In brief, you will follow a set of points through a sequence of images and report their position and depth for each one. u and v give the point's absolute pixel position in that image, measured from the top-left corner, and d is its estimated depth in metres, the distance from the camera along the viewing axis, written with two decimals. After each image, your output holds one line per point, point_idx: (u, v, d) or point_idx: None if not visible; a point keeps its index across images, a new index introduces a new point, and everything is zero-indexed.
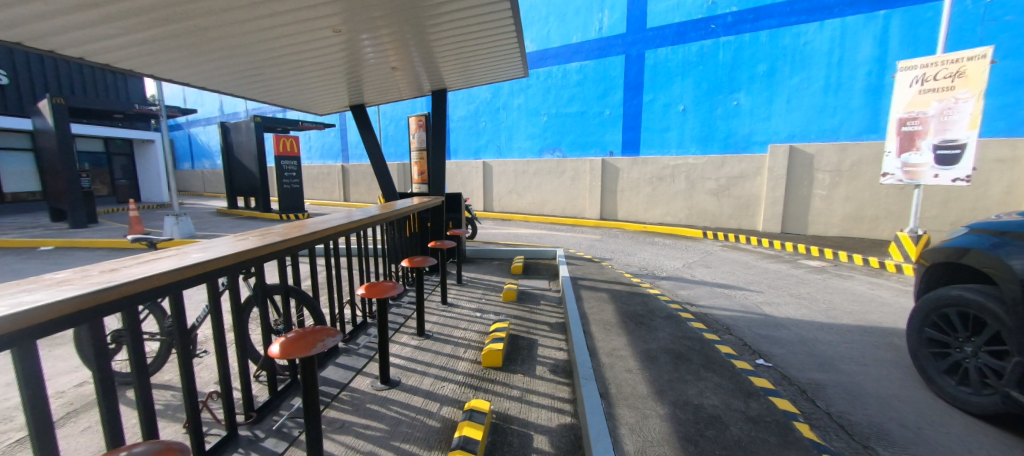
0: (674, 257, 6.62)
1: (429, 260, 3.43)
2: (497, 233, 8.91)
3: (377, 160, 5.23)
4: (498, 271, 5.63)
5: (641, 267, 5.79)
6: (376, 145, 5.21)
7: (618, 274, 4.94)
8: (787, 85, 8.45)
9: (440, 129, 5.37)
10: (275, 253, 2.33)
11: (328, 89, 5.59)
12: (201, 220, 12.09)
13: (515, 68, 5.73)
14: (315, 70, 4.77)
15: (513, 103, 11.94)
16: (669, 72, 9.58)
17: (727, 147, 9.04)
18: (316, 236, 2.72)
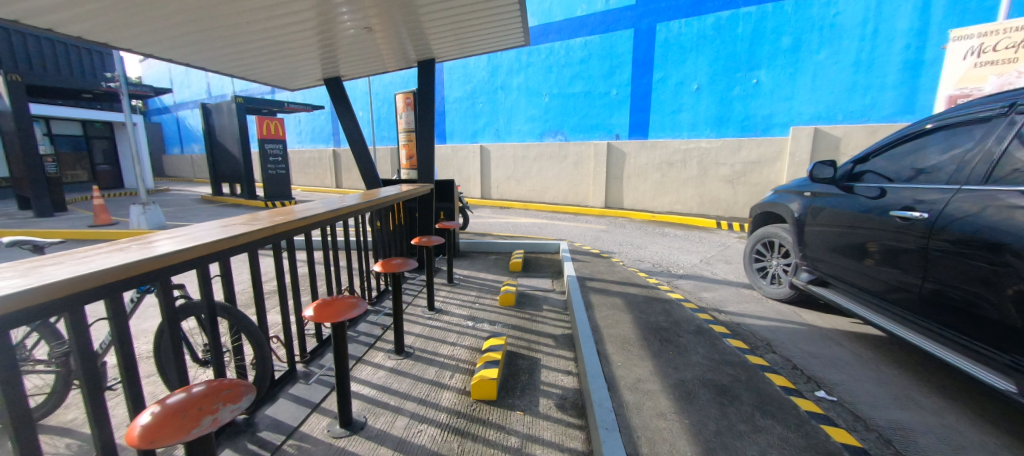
0: (689, 251, 6.00)
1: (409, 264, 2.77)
2: (494, 223, 8.27)
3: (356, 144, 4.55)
4: (494, 268, 5.02)
5: (654, 263, 5.19)
6: (353, 125, 4.49)
7: (630, 272, 4.33)
8: (813, 62, 7.34)
9: (425, 110, 4.61)
10: (195, 262, 1.70)
11: (302, 61, 4.84)
12: (183, 207, 11.47)
13: (515, 34, 4.79)
14: (273, 31, 3.97)
15: (512, 83, 11.08)
16: (681, 48, 8.56)
17: (745, 130, 8.07)
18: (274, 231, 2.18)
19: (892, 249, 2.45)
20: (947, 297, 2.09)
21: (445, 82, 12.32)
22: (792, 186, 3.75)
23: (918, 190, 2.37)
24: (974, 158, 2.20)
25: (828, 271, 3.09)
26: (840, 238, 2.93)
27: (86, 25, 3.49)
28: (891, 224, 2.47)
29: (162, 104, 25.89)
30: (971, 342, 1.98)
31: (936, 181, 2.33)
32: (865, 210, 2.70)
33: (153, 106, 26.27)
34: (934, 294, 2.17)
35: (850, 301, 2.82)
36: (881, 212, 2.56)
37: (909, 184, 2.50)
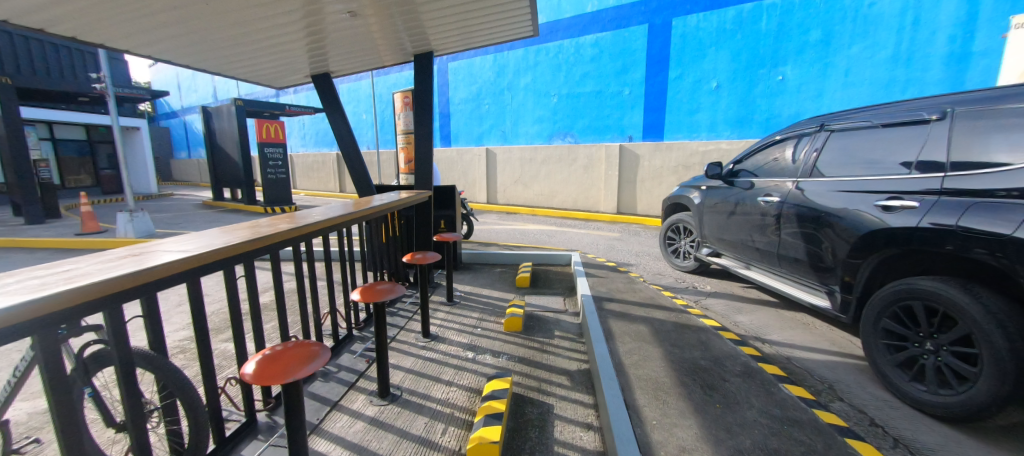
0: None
1: (393, 293, 2.29)
2: (500, 230, 7.82)
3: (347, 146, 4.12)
4: (499, 283, 4.55)
5: (677, 278, 4.67)
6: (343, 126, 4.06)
7: (652, 291, 3.83)
8: (845, 56, 6.74)
9: (423, 110, 4.14)
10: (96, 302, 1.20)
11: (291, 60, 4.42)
12: (182, 212, 11.26)
13: (523, 27, 4.30)
14: (250, 25, 3.54)
15: (518, 83, 10.63)
16: (699, 44, 8.04)
17: (769, 130, 7.49)
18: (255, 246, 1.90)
19: (762, 225, 3.52)
20: (796, 253, 3.13)
21: (449, 83, 11.93)
22: (692, 182, 4.84)
23: (777, 183, 3.44)
24: (805, 159, 3.29)
25: (723, 245, 4.15)
26: (729, 220, 4.00)
27: (37, 17, 3.09)
28: (763, 208, 3.51)
29: (169, 109, 25.97)
30: (807, 281, 3.07)
31: (787, 176, 3.40)
32: (747, 198, 3.75)
33: (162, 112, 26.49)
34: (787, 253, 3.25)
35: (739, 264, 3.90)
36: (756, 200, 3.62)
37: (769, 178, 3.58)
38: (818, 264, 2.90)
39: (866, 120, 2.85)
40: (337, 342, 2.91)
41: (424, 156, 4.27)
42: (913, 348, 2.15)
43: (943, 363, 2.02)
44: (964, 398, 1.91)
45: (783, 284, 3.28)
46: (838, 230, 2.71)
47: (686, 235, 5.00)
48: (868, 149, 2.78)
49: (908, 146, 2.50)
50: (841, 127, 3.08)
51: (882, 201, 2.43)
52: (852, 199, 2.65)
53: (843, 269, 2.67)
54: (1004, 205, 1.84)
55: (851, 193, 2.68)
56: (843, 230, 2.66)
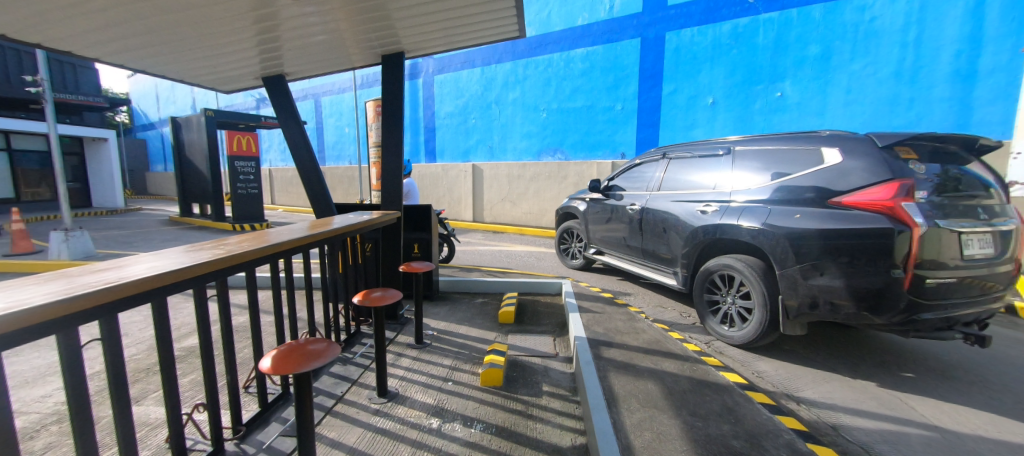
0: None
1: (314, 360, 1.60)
2: (485, 251, 7.24)
3: (304, 158, 3.56)
4: (480, 318, 3.95)
5: (681, 311, 4.14)
6: (300, 134, 3.50)
7: (659, 330, 3.26)
8: (846, 72, 6.52)
9: (392, 119, 3.61)
10: None
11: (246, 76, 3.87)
12: (143, 229, 10.42)
13: (507, 32, 3.86)
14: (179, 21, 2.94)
15: (507, 97, 10.26)
16: (694, 59, 7.81)
17: None
18: (229, 262, 1.73)
19: (629, 227, 4.81)
20: (650, 246, 4.44)
21: (435, 96, 11.55)
22: (577, 194, 6.12)
23: (641, 195, 4.73)
24: (656, 178, 4.65)
25: (604, 245, 5.37)
26: (608, 224, 5.25)
27: None
28: (629, 214, 4.81)
29: (146, 120, 25.04)
30: (658, 265, 4.38)
31: (647, 191, 4.71)
32: (619, 207, 5.03)
33: (139, 123, 25.63)
34: (647, 247, 4.53)
35: (614, 258, 5.14)
36: (625, 208, 4.92)
37: (634, 191, 4.93)
38: (666, 253, 4.18)
39: (689, 153, 4.32)
40: (262, 408, 2.23)
41: (391, 171, 3.68)
42: (721, 302, 3.45)
43: (735, 308, 3.33)
44: (754, 331, 3.11)
45: (643, 268, 4.59)
46: (679, 229, 3.97)
47: (576, 238, 6.20)
48: (689, 172, 4.22)
49: (710, 171, 3.94)
50: (675, 156, 4.56)
51: (698, 208, 3.78)
52: (683, 207, 3.97)
53: (681, 256, 3.94)
54: (756, 208, 3.24)
55: (681, 202, 4.04)
56: (682, 230, 3.94)
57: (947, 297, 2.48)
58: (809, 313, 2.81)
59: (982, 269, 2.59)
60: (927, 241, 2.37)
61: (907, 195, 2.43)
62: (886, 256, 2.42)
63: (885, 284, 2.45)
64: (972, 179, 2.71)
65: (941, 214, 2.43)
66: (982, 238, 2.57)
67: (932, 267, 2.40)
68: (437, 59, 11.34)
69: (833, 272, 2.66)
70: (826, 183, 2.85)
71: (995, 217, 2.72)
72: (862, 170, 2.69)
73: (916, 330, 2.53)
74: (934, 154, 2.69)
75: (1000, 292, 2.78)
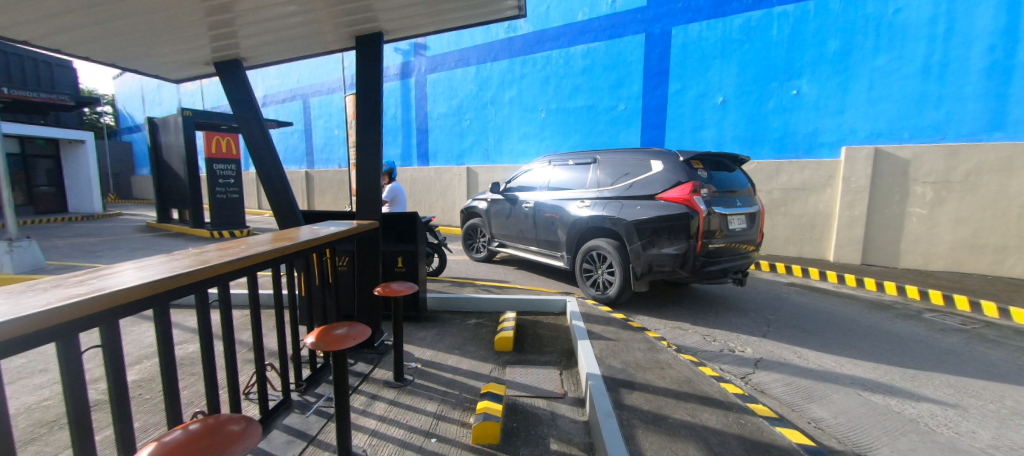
0: (736, 311, 4.43)
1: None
2: (480, 262, 6.69)
3: (267, 160, 3.05)
4: (474, 344, 3.41)
5: (706, 334, 3.59)
6: (264, 133, 3.02)
7: (688, 364, 2.71)
8: (868, 68, 6.11)
9: (368, 112, 3.04)
10: None
11: (197, 67, 3.31)
12: (116, 237, 9.74)
13: (506, 10, 3.23)
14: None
15: (503, 97, 9.77)
16: (703, 55, 7.35)
17: (782, 150, 6.79)
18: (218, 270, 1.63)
19: (523, 221, 5.65)
20: (541, 235, 5.36)
21: (428, 96, 11.04)
22: (478, 196, 6.77)
23: (532, 195, 5.57)
24: (543, 180, 5.61)
25: (506, 238, 6.08)
26: (507, 220, 5.98)
27: None
28: (522, 210, 5.66)
29: (131, 122, 24.28)
30: (548, 251, 5.33)
31: (537, 192, 5.60)
32: (513, 205, 5.83)
33: (123, 126, 24.84)
34: (539, 237, 5.43)
35: (513, 249, 5.92)
36: (519, 206, 5.73)
37: (526, 191, 5.77)
38: (553, 240, 5.15)
39: (565, 160, 5.42)
40: None
41: (368, 175, 3.13)
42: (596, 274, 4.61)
43: (603, 277, 4.55)
44: (616, 291, 4.32)
45: (537, 255, 5.48)
46: (562, 221, 4.98)
47: (480, 235, 6.81)
48: (566, 175, 5.29)
49: (581, 175, 5.09)
50: (555, 162, 5.60)
51: (577, 204, 4.83)
52: (566, 203, 5.00)
53: (567, 243, 4.96)
54: (615, 202, 4.46)
55: (565, 199, 5.05)
56: (566, 221, 4.95)
57: (717, 256, 3.97)
58: (648, 272, 4.11)
59: (738, 237, 4.13)
60: (706, 220, 3.83)
61: (694, 192, 3.88)
62: (683, 230, 3.84)
63: (684, 249, 3.85)
64: (733, 179, 4.36)
65: (712, 203, 3.91)
66: (738, 217, 4.11)
67: (711, 237, 3.88)
68: (430, 57, 10.86)
69: (659, 243, 4.00)
70: (655, 185, 4.20)
71: (745, 203, 4.32)
72: (672, 175, 4.10)
73: (703, 277, 4.00)
74: (708, 165, 4.30)
75: (755, 252, 4.36)
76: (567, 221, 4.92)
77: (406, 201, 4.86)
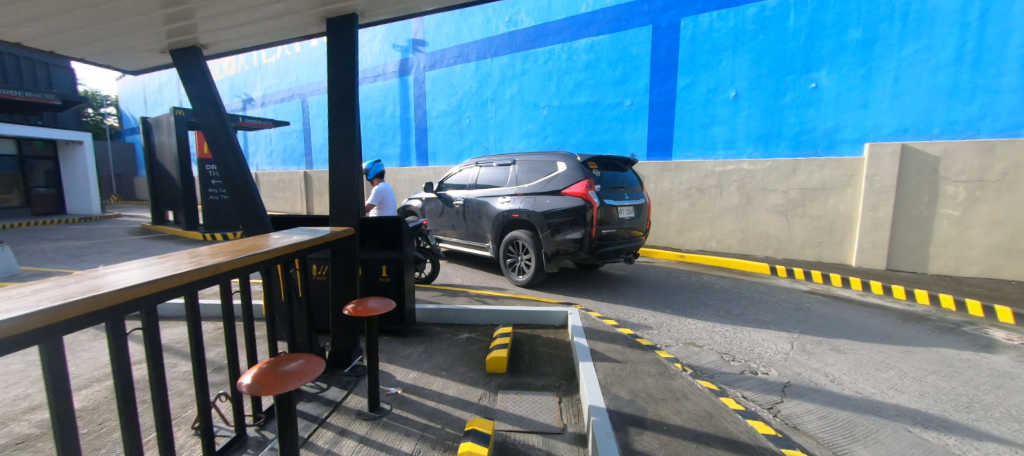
0: (634, 288, 5.22)
1: None
2: (477, 266, 6.36)
3: (233, 160, 2.73)
4: (463, 362, 3.07)
5: (723, 352, 3.21)
6: (228, 131, 2.70)
7: (707, 394, 2.33)
8: (894, 58, 5.69)
9: (341, 104, 2.70)
10: None
11: (158, 56, 2.99)
12: (108, 239, 9.53)
13: None
14: None
15: (503, 94, 9.43)
16: (713, 47, 6.95)
17: (799, 148, 6.38)
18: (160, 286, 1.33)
19: (456, 217, 6.19)
20: (471, 229, 5.96)
21: (427, 94, 10.73)
22: (413, 195, 7.18)
23: (461, 193, 6.17)
24: (471, 180, 6.21)
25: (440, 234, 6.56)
26: (440, 217, 6.50)
27: None
28: (454, 207, 6.19)
29: (134, 123, 24.25)
30: (477, 242, 5.94)
31: (466, 189, 6.22)
32: (445, 204, 6.35)
33: (126, 127, 24.86)
34: (470, 230, 6.01)
35: (446, 243, 6.43)
36: (450, 204, 6.27)
37: (457, 190, 6.33)
38: (481, 232, 5.79)
39: (489, 163, 6.11)
40: None
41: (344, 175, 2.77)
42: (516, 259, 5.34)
43: (522, 262, 5.28)
44: (531, 273, 5.08)
45: (468, 247, 6.06)
46: (489, 215, 5.61)
47: None
48: (490, 175, 5.97)
49: (502, 174, 5.81)
50: (480, 164, 6.26)
51: (500, 200, 5.51)
52: (491, 199, 5.64)
53: (493, 235, 5.59)
54: (530, 197, 5.20)
55: (489, 196, 5.71)
56: (491, 215, 5.59)
57: (608, 239, 4.82)
58: (556, 255, 4.87)
59: (626, 225, 5.02)
60: (598, 210, 4.66)
61: (588, 188, 4.72)
62: (581, 220, 4.65)
63: (582, 235, 4.66)
64: (623, 177, 5.29)
65: (603, 196, 4.77)
66: (625, 208, 5.01)
67: (603, 224, 4.72)
68: (429, 54, 10.55)
69: (563, 231, 4.79)
70: (560, 182, 4.99)
71: (633, 196, 5.24)
72: (573, 174, 4.93)
73: (598, 258, 4.83)
74: (603, 165, 5.16)
75: (641, 237, 5.30)
76: (491, 215, 5.58)
77: (394, 205, 4.56)
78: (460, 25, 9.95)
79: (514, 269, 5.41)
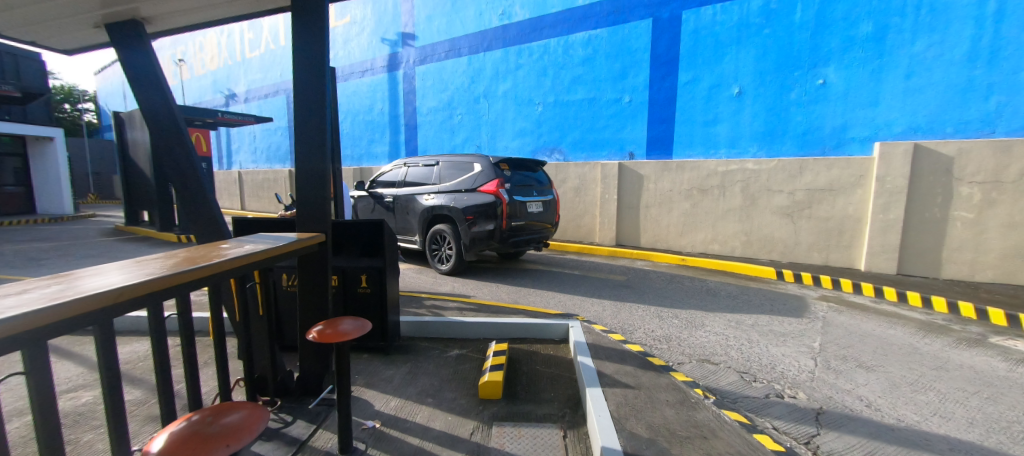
0: (549, 276, 5.78)
1: None
2: (469, 271, 5.98)
3: (185, 159, 2.34)
4: (452, 385, 2.70)
5: (742, 371, 2.89)
6: (177, 123, 2.31)
7: (740, 432, 1.99)
8: (905, 54, 5.46)
9: (311, 91, 2.30)
10: None
11: (95, 32, 2.57)
12: (76, 241, 8.94)
13: None
14: None
15: (497, 89, 9.05)
16: (717, 41, 6.67)
17: (805, 146, 6.13)
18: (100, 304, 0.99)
19: (388, 214, 6.42)
20: (399, 225, 6.25)
21: (417, 90, 10.32)
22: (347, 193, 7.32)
23: (389, 190, 6.43)
24: (398, 179, 6.47)
25: None
26: (372, 213, 6.73)
27: None
28: (385, 204, 6.43)
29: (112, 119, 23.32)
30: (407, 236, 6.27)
31: (395, 186, 6.46)
32: (375, 201, 6.56)
33: (104, 124, 23.96)
34: (400, 225, 6.30)
35: None
36: (379, 201, 6.49)
37: (386, 187, 6.58)
38: (409, 227, 6.12)
39: (415, 162, 6.41)
40: None
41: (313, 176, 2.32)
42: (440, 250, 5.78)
43: (445, 253, 5.73)
44: (454, 263, 5.56)
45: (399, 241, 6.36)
46: (415, 210, 5.94)
47: None
48: (415, 174, 6.28)
49: (426, 173, 6.15)
50: (406, 163, 6.54)
51: (424, 198, 5.86)
52: (417, 196, 5.97)
53: (420, 229, 5.94)
54: (451, 194, 5.63)
55: (415, 194, 6.04)
56: (417, 211, 5.92)
57: (519, 231, 5.38)
58: (473, 246, 5.36)
59: (535, 218, 5.62)
60: (507, 205, 5.20)
61: (499, 186, 5.24)
62: (492, 214, 5.17)
63: (494, 227, 5.18)
64: (535, 175, 5.88)
65: (512, 193, 5.32)
66: (533, 204, 5.61)
67: (513, 218, 5.28)
68: (419, 48, 10.13)
69: (478, 223, 5.28)
70: (477, 181, 5.47)
71: (542, 193, 5.85)
72: (487, 174, 5.42)
73: (510, 247, 5.39)
74: (515, 166, 5.72)
75: (550, 229, 5.94)
76: (418, 211, 5.91)
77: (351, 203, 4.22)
78: (451, 17, 9.56)
79: (439, 259, 5.85)
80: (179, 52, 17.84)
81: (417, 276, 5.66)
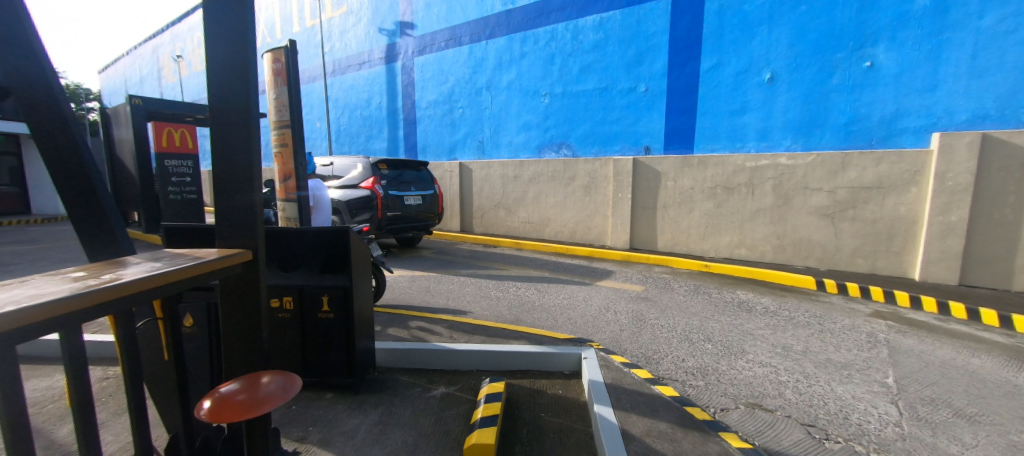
0: (434, 261, 6.38)
1: None
2: (467, 278, 5.37)
3: (77, 163, 1.19)
4: (431, 442, 2.07)
5: (806, 423, 2.23)
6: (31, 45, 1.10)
7: None
8: (972, 29, 4.68)
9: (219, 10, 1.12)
10: None
11: None
12: (57, 243, 8.52)
13: None
14: None
15: (501, 80, 8.40)
16: (747, 21, 5.93)
17: (848, 138, 5.40)
18: None
19: None
20: None
21: (416, 82, 9.73)
22: None
23: None
24: None
25: None
26: None
27: None
28: None
29: None
30: None
31: None
32: None
33: None
34: None
35: None
36: None
37: None
38: None
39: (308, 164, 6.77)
40: None
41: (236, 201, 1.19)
42: None
43: None
44: None
45: None
46: None
47: None
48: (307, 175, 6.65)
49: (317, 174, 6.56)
50: None
51: None
52: None
53: None
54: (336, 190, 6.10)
55: None
56: None
57: (396, 220, 6.03)
58: None
59: (412, 210, 6.30)
60: (382, 198, 5.83)
61: (375, 183, 5.85)
62: (368, 205, 5.77)
63: (370, 217, 5.77)
64: (415, 173, 6.56)
65: (388, 188, 5.96)
66: (410, 197, 6.27)
67: (389, 209, 5.92)
68: (418, 38, 9.53)
69: (357, 214, 5.83)
70: (357, 178, 6.02)
71: (423, 188, 6.53)
72: (365, 172, 6.00)
73: (387, 235, 6.02)
74: (393, 165, 6.33)
75: (435, 218, 6.71)
76: None
77: (328, 201, 3.80)
78: (451, 4, 8.93)
79: None
80: (178, 48, 17.49)
81: (408, 285, 5.06)
